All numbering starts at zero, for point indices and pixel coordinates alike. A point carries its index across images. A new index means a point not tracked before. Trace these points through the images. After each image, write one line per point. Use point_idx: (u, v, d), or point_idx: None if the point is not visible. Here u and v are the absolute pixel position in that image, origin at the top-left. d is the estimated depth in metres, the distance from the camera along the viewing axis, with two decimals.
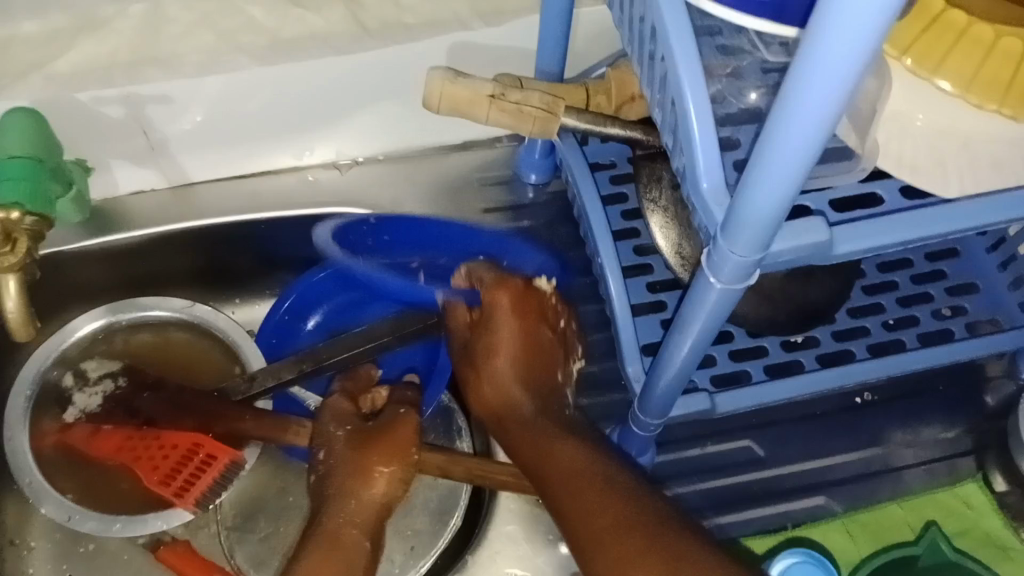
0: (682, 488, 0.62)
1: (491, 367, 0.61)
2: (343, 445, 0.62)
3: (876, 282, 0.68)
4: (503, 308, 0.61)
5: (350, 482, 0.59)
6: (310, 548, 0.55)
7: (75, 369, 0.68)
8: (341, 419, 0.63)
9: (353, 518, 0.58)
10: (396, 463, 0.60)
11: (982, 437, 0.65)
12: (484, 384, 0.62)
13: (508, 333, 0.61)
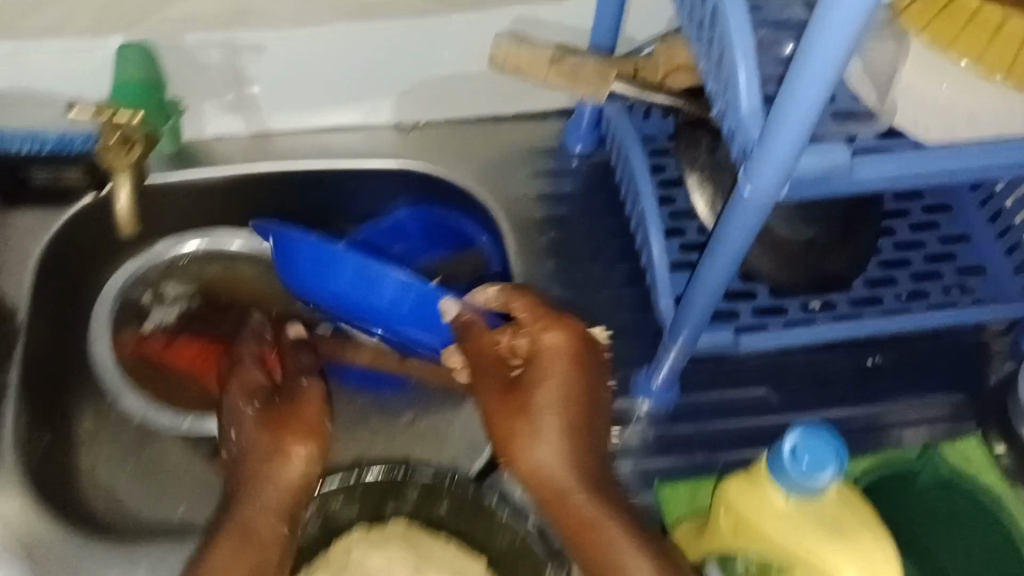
0: (699, 425, 0.68)
1: (510, 421, 0.54)
2: (251, 429, 0.59)
3: (892, 258, 0.74)
4: (543, 347, 0.55)
5: (262, 465, 0.57)
6: (222, 536, 0.53)
7: (154, 290, 0.75)
8: (246, 401, 0.61)
9: (267, 511, 0.55)
10: (305, 441, 0.58)
11: (984, 404, 0.70)
12: (517, 444, 0.53)
13: (556, 384, 0.54)
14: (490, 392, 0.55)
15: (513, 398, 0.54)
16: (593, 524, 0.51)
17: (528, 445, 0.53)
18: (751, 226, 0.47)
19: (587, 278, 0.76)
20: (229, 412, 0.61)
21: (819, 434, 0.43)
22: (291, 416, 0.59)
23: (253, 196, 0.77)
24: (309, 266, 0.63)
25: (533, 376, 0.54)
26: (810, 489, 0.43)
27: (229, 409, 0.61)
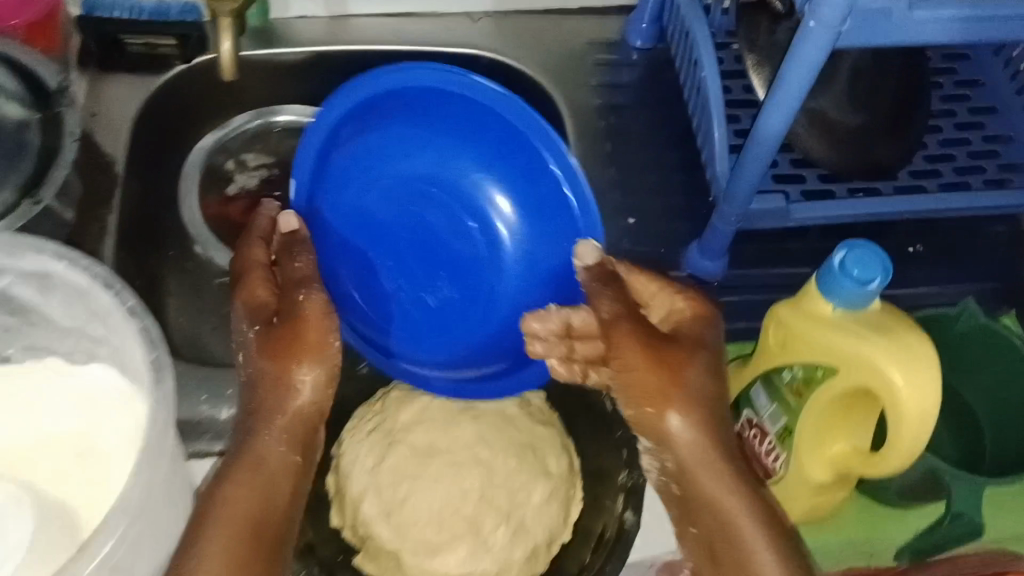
0: (745, 297, 0.72)
1: (660, 377, 0.51)
2: (267, 345, 0.53)
3: (937, 153, 0.77)
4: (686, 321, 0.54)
5: (269, 391, 0.53)
6: (233, 471, 0.49)
7: (236, 159, 0.81)
8: (261, 320, 0.55)
9: (275, 441, 0.51)
10: (311, 359, 0.54)
11: (1016, 289, 0.73)
12: (665, 399, 0.50)
13: (701, 349, 0.52)
14: (635, 343, 0.51)
15: (652, 350, 0.51)
16: (707, 485, 0.50)
17: (676, 405, 0.50)
18: (804, 82, 0.53)
19: (643, 162, 0.78)
20: (243, 324, 0.55)
21: (869, 249, 0.47)
22: (305, 343, 0.54)
23: (326, 74, 0.82)
24: (398, 147, 0.65)
25: (672, 339, 0.52)
26: (860, 301, 0.47)
27: (240, 321, 0.55)
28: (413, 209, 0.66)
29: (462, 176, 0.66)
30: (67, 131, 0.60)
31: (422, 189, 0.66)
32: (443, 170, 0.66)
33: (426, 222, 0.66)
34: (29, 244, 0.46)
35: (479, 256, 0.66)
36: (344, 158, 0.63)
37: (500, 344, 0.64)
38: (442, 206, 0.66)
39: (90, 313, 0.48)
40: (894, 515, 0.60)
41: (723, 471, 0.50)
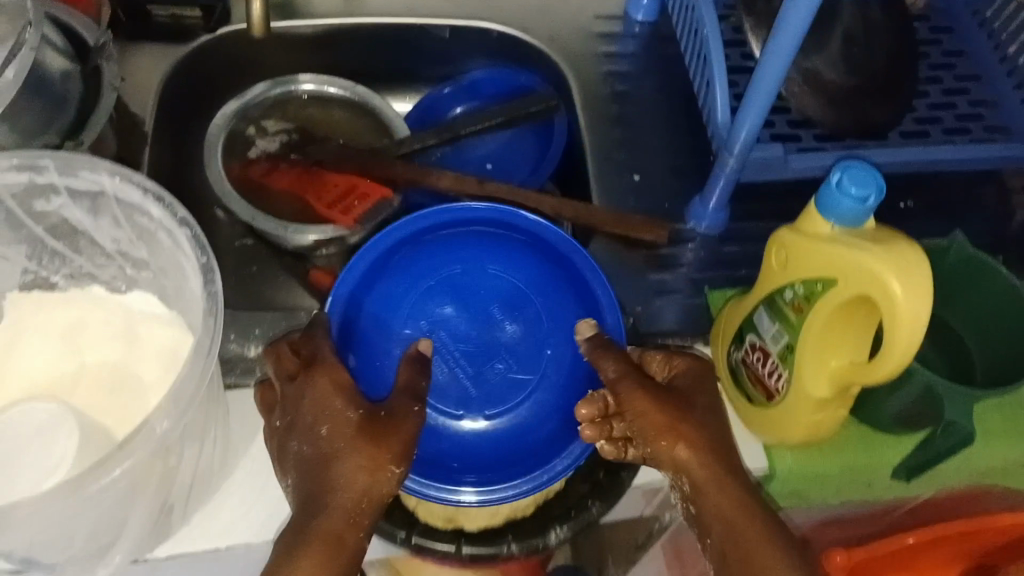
0: (745, 248, 0.75)
1: (703, 448, 0.54)
2: (346, 434, 0.53)
3: (926, 116, 0.80)
4: (698, 385, 0.58)
5: (347, 481, 0.51)
6: (302, 544, 0.50)
7: (257, 125, 0.83)
8: (340, 413, 0.53)
9: (339, 515, 0.51)
10: (395, 450, 0.53)
11: (1001, 243, 0.77)
12: (706, 464, 0.54)
13: (714, 414, 0.56)
14: (652, 402, 0.55)
15: (700, 428, 0.55)
16: (757, 545, 0.52)
17: (684, 437, 0.54)
18: (804, 20, 0.55)
19: (645, 126, 0.83)
20: (318, 414, 0.53)
21: (864, 168, 0.51)
22: (397, 434, 0.53)
23: (348, 47, 0.86)
24: (437, 252, 0.64)
25: (706, 411, 0.56)
26: (856, 215, 0.52)
27: (312, 410, 0.54)
28: (474, 305, 0.63)
29: (522, 280, 0.64)
30: (106, 83, 0.66)
31: (481, 285, 0.63)
32: (505, 273, 0.64)
33: (483, 310, 0.63)
34: (85, 164, 0.52)
35: (534, 341, 0.63)
36: (392, 272, 0.63)
37: (542, 425, 0.62)
38: (500, 302, 0.63)
39: (139, 228, 0.54)
40: (890, 439, 0.63)
41: (766, 528, 0.53)
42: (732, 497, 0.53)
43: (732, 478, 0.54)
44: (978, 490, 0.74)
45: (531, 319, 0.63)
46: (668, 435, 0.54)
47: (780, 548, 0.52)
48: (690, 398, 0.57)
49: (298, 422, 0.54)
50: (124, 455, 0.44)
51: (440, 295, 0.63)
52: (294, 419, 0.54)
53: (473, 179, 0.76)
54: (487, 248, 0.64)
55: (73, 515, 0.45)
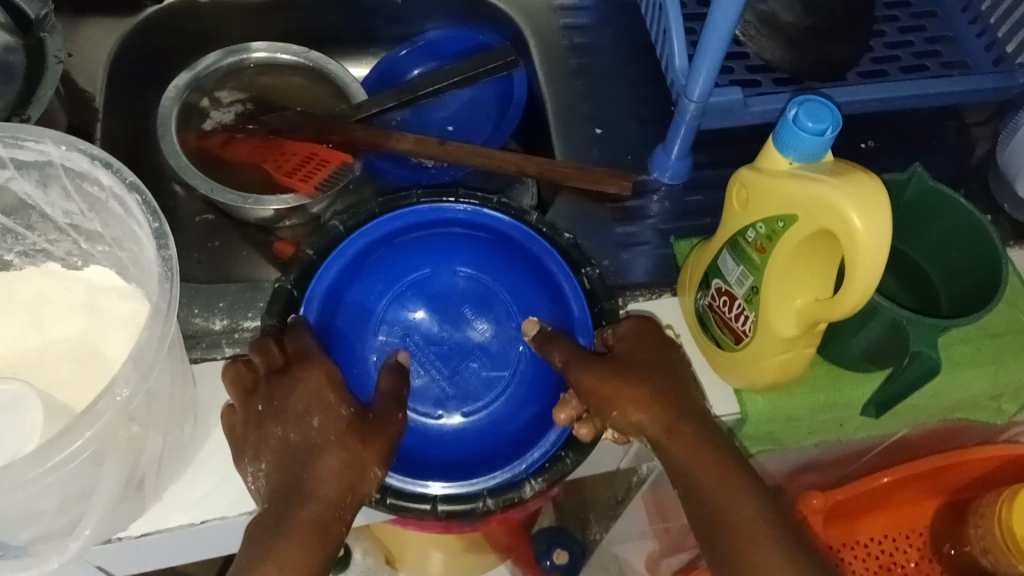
0: (712, 194, 0.75)
1: (677, 417, 0.55)
2: (336, 429, 0.53)
3: (883, 55, 0.80)
4: (666, 355, 0.59)
5: (333, 474, 0.52)
6: (279, 530, 0.50)
7: (210, 96, 0.82)
8: (332, 407, 0.54)
9: (322, 502, 0.51)
10: (381, 448, 0.54)
11: (963, 177, 0.78)
12: (680, 431, 0.55)
13: (691, 391, 0.57)
14: (622, 379, 0.56)
15: (676, 398, 0.56)
16: (735, 503, 0.52)
17: (651, 407, 0.55)
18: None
19: (606, 78, 0.82)
20: (308, 406, 0.54)
21: (820, 102, 0.51)
22: (384, 435, 0.54)
23: (302, 11, 0.85)
24: (413, 256, 0.65)
25: (680, 383, 0.57)
26: (815, 149, 0.52)
27: (302, 400, 0.54)
28: (445, 307, 0.64)
29: (490, 278, 0.65)
30: (50, 55, 0.63)
31: (451, 287, 0.65)
32: (474, 274, 0.65)
33: (454, 309, 0.64)
34: (29, 134, 0.51)
35: (506, 336, 0.63)
36: (370, 273, 0.63)
37: (518, 414, 0.62)
38: (471, 303, 0.64)
39: (91, 197, 0.53)
40: (859, 378, 0.64)
41: (744, 487, 0.53)
42: (709, 460, 0.54)
43: (711, 444, 0.54)
44: (955, 425, 0.74)
45: (499, 318, 0.64)
46: (629, 403, 0.55)
47: (758, 508, 0.52)
48: (661, 368, 0.58)
49: (284, 412, 0.54)
50: (88, 422, 0.43)
51: (412, 300, 0.64)
52: (281, 408, 0.54)
53: (435, 141, 0.75)
54: (456, 250, 0.65)
55: (39, 487, 0.44)
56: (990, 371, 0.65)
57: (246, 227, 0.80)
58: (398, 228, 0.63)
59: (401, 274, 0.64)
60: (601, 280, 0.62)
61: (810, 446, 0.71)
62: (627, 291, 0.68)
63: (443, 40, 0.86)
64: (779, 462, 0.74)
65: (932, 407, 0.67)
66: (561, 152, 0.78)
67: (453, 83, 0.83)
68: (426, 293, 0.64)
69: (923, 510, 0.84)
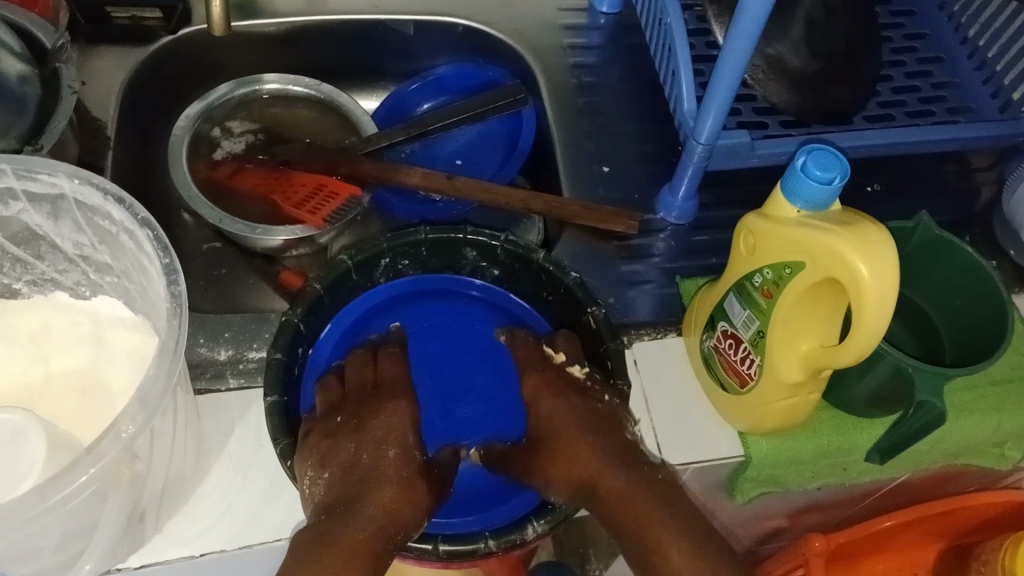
0: (717, 233, 0.75)
1: (602, 464, 0.57)
2: (405, 469, 0.57)
3: (889, 100, 0.80)
4: (582, 403, 0.60)
5: (391, 503, 0.54)
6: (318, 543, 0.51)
7: (221, 126, 0.83)
8: (408, 446, 0.58)
9: (372, 528, 0.53)
10: (430, 494, 0.56)
11: (968, 221, 0.78)
12: (608, 480, 0.56)
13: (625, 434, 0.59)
14: (571, 432, 0.59)
15: (604, 445, 0.58)
16: (670, 548, 0.54)
17: (581, 451, 0.58)
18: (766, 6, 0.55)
19: (613, 116, 0.82)
20: (385, 436, 0.58)
21: (828, 151, 0.52)
22: (441, 491, 0.58)
23: (312, 44, 0.86)
24: (422, 321, 0.66)
25: (606, 427, 0.59)
26: (822, 197, 0.52)
27: (382, 428, 0.59)
28: (447, 356, 0.65)
29: (491, 332, 0.66)
30: (65, 86, 0.64)
31: (455, 340, 0.66)
32: (476, 328, 0.66)
33: (460, 359, 0.65)
34: (43, 167, 0.51)
35: (506, 383, 0.64)
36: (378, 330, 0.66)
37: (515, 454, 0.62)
38: (475, 355, 0.65)
39: (101, 230, 0.53)
40: (863, 423, 0.64)
41: (678, 533, 0.54)
42: (632, 501, 0.55)
43: (643, 485, 0.56)
44: (959, 470, 0.74)
45: (499, 367, 0.65)
46: (568, 453, 0.58)
47: (696, 554, 0.54)
48: (579, 413, 0.59)
49: (363, 431, 0.58)
50: (92, 459, 0.43)
51: (421, 355, 0.65)
52: (361, 427, 0.59)
53: (442, 176, 0.75)
54: (455, 307, 0.67)
55: (40, 524, 0.44)
56: (994, 418, 0.65)
57: (252, 257, 0.80)
58: (402, 293, 0.66)
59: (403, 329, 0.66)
60: (607, 320, 0.61)
61: (811, 489, 0.71)
62: (632, 330, 0.68)
63: (453, 75, 0.86)
64: (782, 503, 0.74)
65: (935, 453, 0.67)
66: (568, 189, 0.78)
67: (463, 118, 0.83)
68: (431, 349, 0.65)
69: (928, 553, 0.86)
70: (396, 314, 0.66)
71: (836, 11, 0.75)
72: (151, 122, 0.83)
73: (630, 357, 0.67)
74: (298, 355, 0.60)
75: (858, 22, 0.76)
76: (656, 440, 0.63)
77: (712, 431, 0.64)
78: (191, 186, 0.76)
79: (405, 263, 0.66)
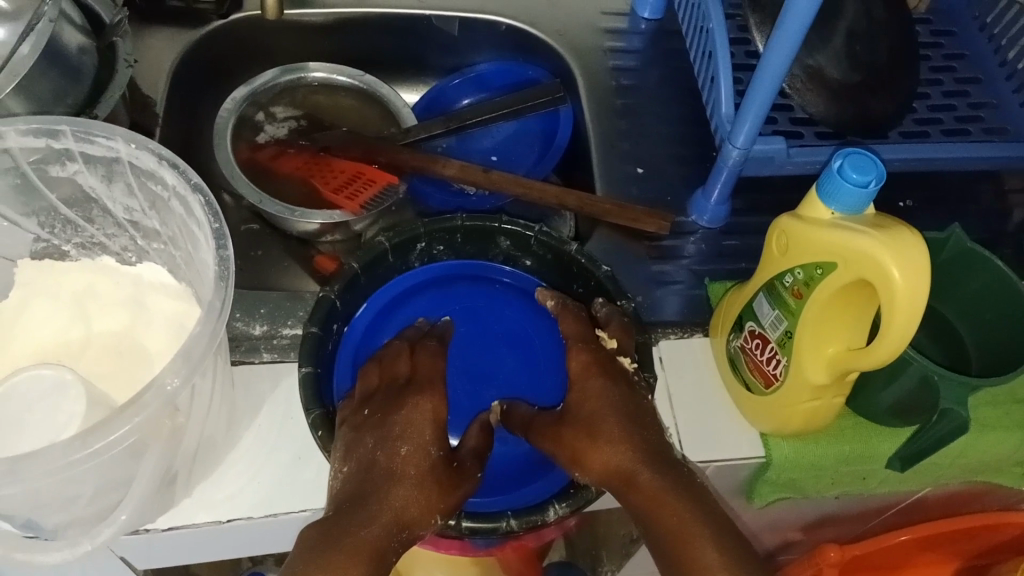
0: (747, 238, 0.76)
1: (639, 458, 0.55)
2: (421, 465, 0.55)
3: (926, 117, 0.81)
4: (624, 391, 0.58)
5: (408, 501, 0.52)
6: (331, 536, 0.50)
7: (266, 111, 0.85)
8: (424, 443, 0.56)
9: (380, 526, 0.51)
10: (449, 492, 0.54)
11: (1000, 242, 0.79)
12: (643, 474, 0.54)
13: (655, 437, 0.57)
14: (608, 426, 0.56)
15: (642, 441, 0.56)
16: (704, 554, 0.52)
17: (604, 445, 0.56)
18: (809, 10, 0.55)
19: (649, 119, 0.84)
20: (404, 432, 0.56)
21: (864, 155, 0.53)
22: (459, 488, 0.55)
23: (358, 35, 0.88)
24: (454, 305, 0.67)
25: (643, 423, 0.57)
26: (858, 200, 0.53)
27: (401, 423, 0.56)
28: (477, 340, 0.66)
29: (521, 317, 0.68)
30: (121, 61, 0.67)
31: (484, 326, 0.67)
32: (506, 314, 0.68)
33: (489, 344, 0.66)
34: (101, 130, 0.53)
35: (532, 370, 0.65)
36: (411, 311, 0.67)
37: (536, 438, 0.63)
38: (504, 341, 0.67)
39: (153, 195, 0.55)
40: (885, 432, 0.64)
41: (711, 535, 0.52)
42: (661, 497, 0.53)
43: (673, 488, 0.54)
44: (980, 489, 0.74)
45: (526, 354, 0.66)
46: (595, 450, 0.56)
47: (728, 559, 0.52)
48: (621, 404, 0.57)
49: (384, 426, 0.56)
50: (132, 412, 0.44)
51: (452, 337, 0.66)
52: (382, 422, 0.56)
53: (479, 169, 0.77)
54: (485, 291, 0.68)
55: (78, 472, 0.46)
56: (1017, 435, 0.65)
57: (289, 240, 0.82)
58: (435, 276, 0.68)
59: (433, 311, 0.67)
60: (635, 314, 0.62)
61: (829, 497, 0.71)
62: (659, 328, 0.69)
63: (494, 72, 0.88)
64: (798, 510, 0.74)
65: (956, 467, 0.67)
66: (601, 188, 0.79)
67: (502, 114, 0.84)
68: (463, 333, 0.66)
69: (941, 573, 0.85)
70: (428, 297, 0.67)
71: (876, 26, 0.76)
72: (198, 102, 0.85)
73: (656, 355, 0.68)
74: (332, 332, 0.62)
75: (898, 38, 0.77)
76: (678, 437, 0.64)
77: (734, 432, 0.64)
78: (234, 168, 0.78)
79: (439, 248, 0.67)
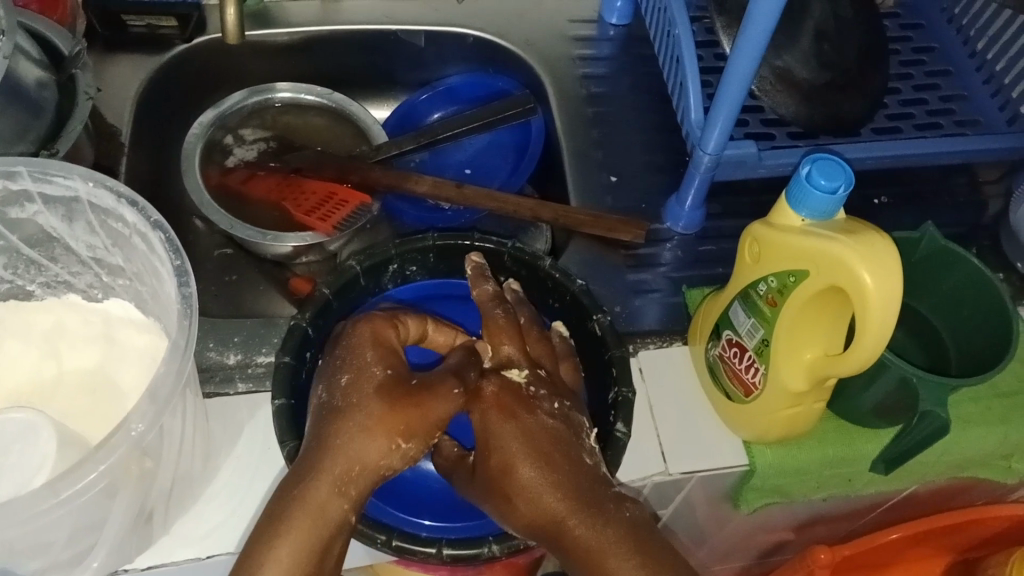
0: (724, 242, 0.76)
1: (567, 507, 0.50)
2: (367, 391, 0.51)
3: (897, 112, 0.81)
4: (534, 424, 0.53)
5: (368, 436, 0.49)
6: (284, 517, 0.47)
7: (235, 134, 0.84)
8: (365, 367, 0.52)
9: (331, 479, 0.48)
10: (416, 422, 0.50)
11: (976, 234, 0.78)
12: (574, 524, 0.50)
13: (566, 477, 0.52)
14: (525, 478, 0.52)
15: (559, 484, 0.51)
16: None
17: (513, 494, 0.52)
18: (772, 14, 0.55)
19: (621, 126, 0.83)
20: (346, 361, 0.52)
21: (833, 161, 0.52)
22: (416, 408, 0.51)
23: (324, 53, 0.87)
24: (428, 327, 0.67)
25: (561, 457, 0.52)
26: (827, 207, 0.53)
27: (346, 353, 0.53)
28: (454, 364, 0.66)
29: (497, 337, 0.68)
30: (81, 92, 0.66)
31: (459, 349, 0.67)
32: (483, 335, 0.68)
33: None
34: (59, 170, 0.52)
35: None
36: None
37: None
38: None
39: (115, 233, 0.54)
40: (868, 433, 0.64)
41: None
42: (596, 547, 0.50)
43: (607, 532, 0.50)
44: (967, 483, 0.74)
45: None
46: (510, 502, 0.52)
47: None
48: (533, 439, 0.53)
49: (329, 363, 0.53)
50: (101, 456, 0.44)
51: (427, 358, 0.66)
52: (329, 358, 0.54)
53: (452, 184, 0.76)
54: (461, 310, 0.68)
55: (49, 519, 0.45)
56: (999, 431, 0.64)
57: (264, 263, 0.81)
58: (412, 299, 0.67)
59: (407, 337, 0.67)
60: (612, 328, 0.61)
61: (817, 500, 0.70)
62: (638, 338, 0.69)
63: (465, 85, 0.87)
64: (789, 513, 0.74)
65: (942, 465, 0.66)
66: (576, 198, 0.79)
67: (473, 127, 0.83)
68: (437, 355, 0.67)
69: (934, 567, 0.85)
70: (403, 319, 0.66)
71: (843, 23, 0.75)
72: (167, 127, 0.84)
73: (635, 366, 0.67)
74: (309, 360, 0.60)
75: (864, 34, 0.77)
76: (660, 448, 0.63)
77: (717, 442, 0.64)
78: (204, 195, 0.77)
79: (413, 269, 0.67)
